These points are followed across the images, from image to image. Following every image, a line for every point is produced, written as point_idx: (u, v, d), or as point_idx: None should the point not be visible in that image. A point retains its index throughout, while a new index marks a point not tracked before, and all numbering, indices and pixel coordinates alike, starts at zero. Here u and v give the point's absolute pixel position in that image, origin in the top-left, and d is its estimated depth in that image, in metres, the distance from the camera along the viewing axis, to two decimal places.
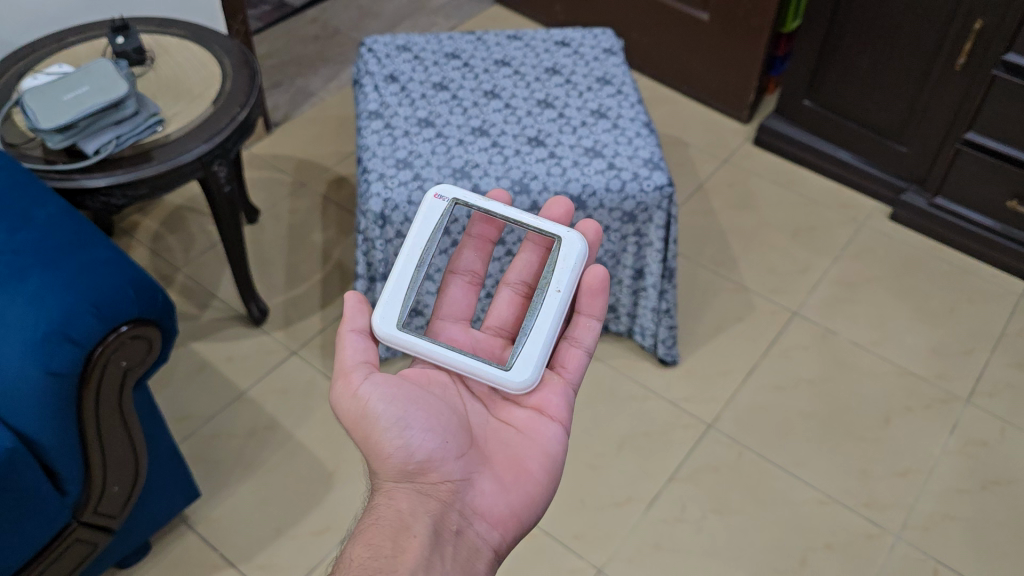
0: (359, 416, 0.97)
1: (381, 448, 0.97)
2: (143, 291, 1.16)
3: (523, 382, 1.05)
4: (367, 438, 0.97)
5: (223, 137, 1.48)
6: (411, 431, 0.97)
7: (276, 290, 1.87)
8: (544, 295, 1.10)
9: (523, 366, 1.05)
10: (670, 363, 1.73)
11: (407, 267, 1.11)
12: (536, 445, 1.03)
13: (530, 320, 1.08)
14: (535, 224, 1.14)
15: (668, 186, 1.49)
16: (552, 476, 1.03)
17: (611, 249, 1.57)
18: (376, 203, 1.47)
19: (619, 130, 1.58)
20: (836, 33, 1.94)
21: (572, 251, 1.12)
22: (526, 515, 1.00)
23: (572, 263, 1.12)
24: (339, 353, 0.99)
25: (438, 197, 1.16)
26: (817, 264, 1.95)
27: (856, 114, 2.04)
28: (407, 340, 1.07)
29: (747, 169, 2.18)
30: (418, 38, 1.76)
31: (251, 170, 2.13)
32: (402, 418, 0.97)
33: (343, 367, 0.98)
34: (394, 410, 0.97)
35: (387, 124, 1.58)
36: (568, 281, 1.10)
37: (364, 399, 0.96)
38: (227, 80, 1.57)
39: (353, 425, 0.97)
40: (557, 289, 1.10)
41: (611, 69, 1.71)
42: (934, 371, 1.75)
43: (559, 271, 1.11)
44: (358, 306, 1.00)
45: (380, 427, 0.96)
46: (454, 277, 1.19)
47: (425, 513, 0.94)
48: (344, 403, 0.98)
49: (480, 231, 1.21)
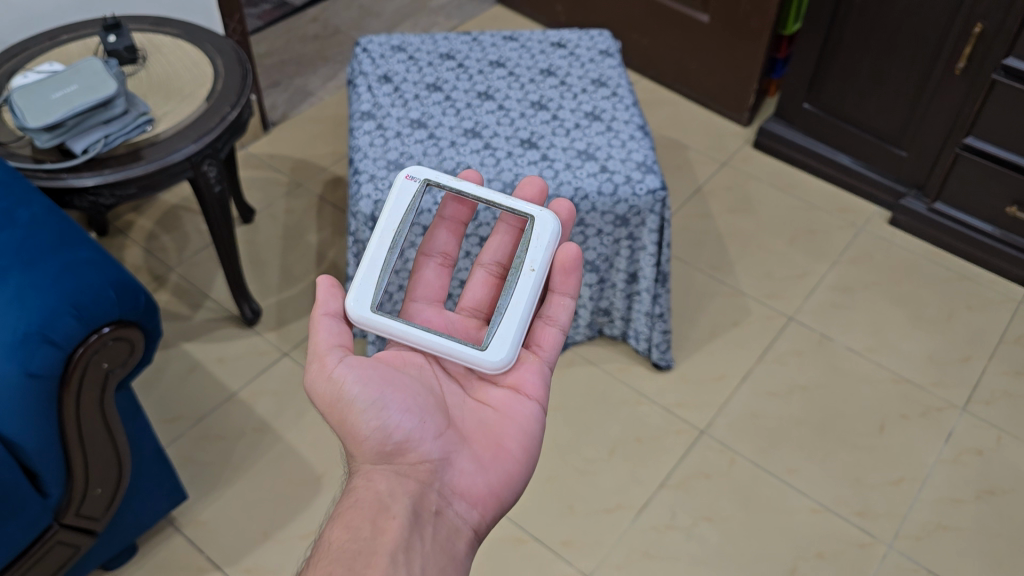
0: (335, 400, 0.97)
1: (358, 430, 0.96)
2: (126, 293, 1.15)
3: (497, 363, 1.06)
4: (344, 421, 0.97)
5: (213, 136, 1.48)
6: (387, 412, 0.96)
7: (269, 291, 1.86)
8: (518, 275, 1.10)
9: (498, 346, 1.06)
10: (664, 368, 1.71)
11: (380, 250, 1.12)
12: (515, 424, 1.03)
13: (505, 300, 1.09)
14: (508, 205, 1.15)
15: (661, 190, 1.48)
16: (530, 454, 1.02)
17: (603, 252, 1.56)
18: (367, 205, 1.46)
19: (613, 133, 1.56)
20: (835, 36, 1.93)
21: (545, 230, 1.13)
22: (506, 493, 0.99)
23: (545, 242, 1.12)
24: (313, 336, 1.00)
25: (409, 178, 1.16)
26: (815, 270, 1.93)
27: (856, 119, 2.02)
28: (381, 322, 1.07)
29: (747, 173, 2.17)
30: (413, 39, 1.75)
31: (248, 169, 2.13)
32: (379, 400, 0.96)
33: (318, 351, 0.98)
34: (370, 391, 0.97)
35: (379, 125, 1.56)
36: (540, 261, 1.11)
37: (340, 381, 0.96)
38: (219, 79, 1.56)
39: (329, 409, 0.97)
40: (531, 268, 1.11)
41: (608, 70, 1.70)
42: (931, 379, 1.73)
43: (532, 250, 1.11)
44: (331, 289, 1.01)
45: (357, 410, 0.96)
46: (427, 259, 1.19)
47: (404, 493, 0.93)
48: (319, 387, 0.97)
49: (452, 213, 1.21)
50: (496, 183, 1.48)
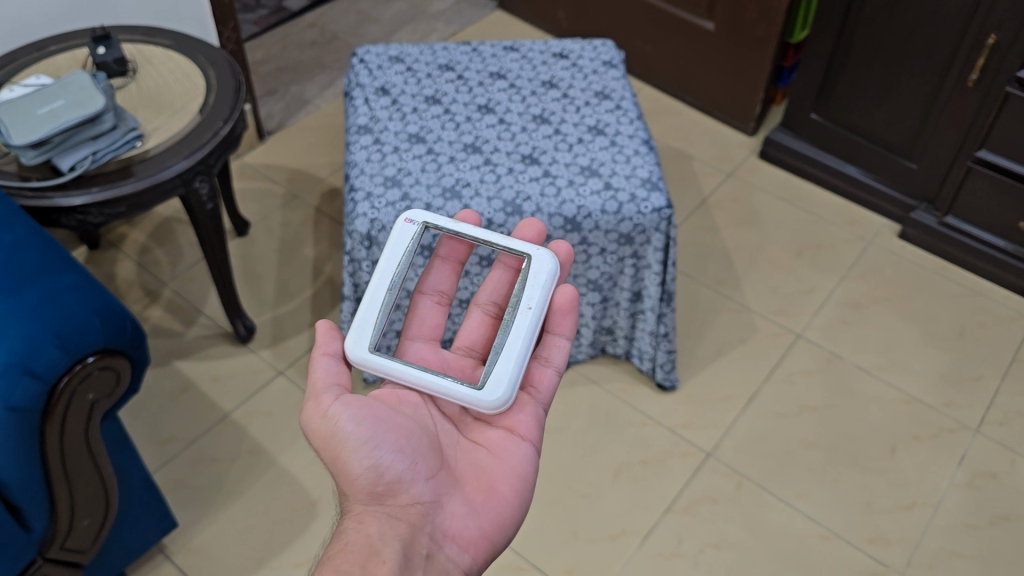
0: (328, 437, 0.93)
1: (349, 470, 0.93)
2: (111, 321, 1.11)
3: (495, 402, 1.01)
4: (337, 459, 0.94)
5: (205, 152, 1.43)
6: (380, 452, 0.93)
7: (264, 307, 1.82)
8: (515, 314, 1.05)
9: (495, 387, 1.01)
10: (668, 389, 1.67)
11: (378, 291, 1.09)
12: (508, 467, 1.01)
13: (501, 340, 1.04)
14: (505, 245, 1.11)
15: (666, 208, 1.44)
16: (523, 497, 1.00)
17: (607, 271, 1.51)
18: (363, 224, 1.40)
19: (617, 148, 1.51)
20: (844, 45, 1.89)
21: (543, 270, 1.08)
22: (497, 537, 0.98)
23: (543, 281, 1.07)
24: (312, 374, 0.97)
25: (407, 220, 1.14)
26: (822, 285, 1.89)
27: (865, 129, 1.98)
28: (379, 363, 1.04)
29: (753, 184, 2.12)
30: (411, 49, 1.71)
31: (243, 180, 2.08)
32: (372, 438, 0.93)
33: (314, 388, 0.95)
34: (363, 430, 0.93)
35: (376, 140, 1.52)
36: (539, 299, 1.06)
37: (334, 419, 0.93)
38: (211, 92, 1.52)
39: (322, 447, 0.94)
40: (528, 306, 1.05)
41: (611, 82, 1.65)
42: (943, 399, 1.69)
43: (530, 289, 1.07)
44: (330, 333, 0.98)
45: (349, 449, 0.93)
46: (423, 297, 1.15)
47: (395, 538, 0.91)
48: (313, 424, 0.94)
49: (450, 251, 1.17)
50: (496, 202, 1.44)
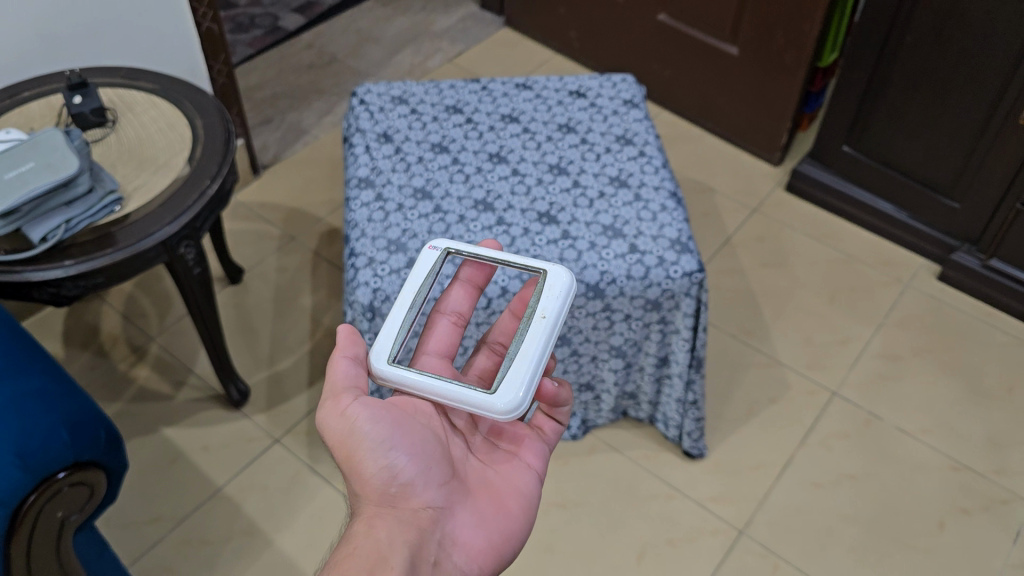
0: (345, 436, 0.88)
1: (363, 470, 0.88)
2: (80, 429, 0.99)
3: (507, 407, 0.90)
4: (351, 458, 0.88)
5: (190, 216, 1.30)
6: (397, 454, 0.88)
7: (259, 365, 1.69)
8: (529, 323, 0.95)
9: (508, 390, 0.91)
10: (697, 456, 1.55)
11: (400, 310, 1.02)
12: (514, 485, 0.98)
13: (513, 346, 0.94)
14: (521, 262, 1.02)
15: (698, 272, 1.30)
16: (527, 512, 0.97)
17: (631, 337, 1.38)
18: (365, 295, 1.27)
19: (642, 203, 1.38)
20: (881, 77, 1.77)
21: (558, 284, 0.99)
22: (503, 550, 0.94)
23: (559, 294, 0.98)
24: (331, 367, 0.90)
25: (434, 247, 1.09)
26: (858, 335, 1.76)
27: (902, 165, 1.85)
28: (400, 374, 0.95)
29: (780, 221, 1.99)
30: (416, 88, 1.59)
31: (236, 221, 1.96)
32: (389, 439, 0.88)
33: (334, 386, 0.89)
34: (382, 431, 0.88)
35: (378, 195, 1.39)
36: (556, 311, 0.96)
37: (353, 418, 0.87)
38: (198, 145, 1.38)
39: (336, 446, 0.89)
40: (543, 315, 0.96)
41: (633, 124, 1.52)
42: (992, 466, 1.57)
43: (545, 299, 0.97)
44: (351, 337, 0.92)
45: (367, 448, 0.88)
46: (440, 317, 1.08)
47: (406, 542, 0.86)
48: (330, 422, 0.88)
49: (469, 276, 1.10)
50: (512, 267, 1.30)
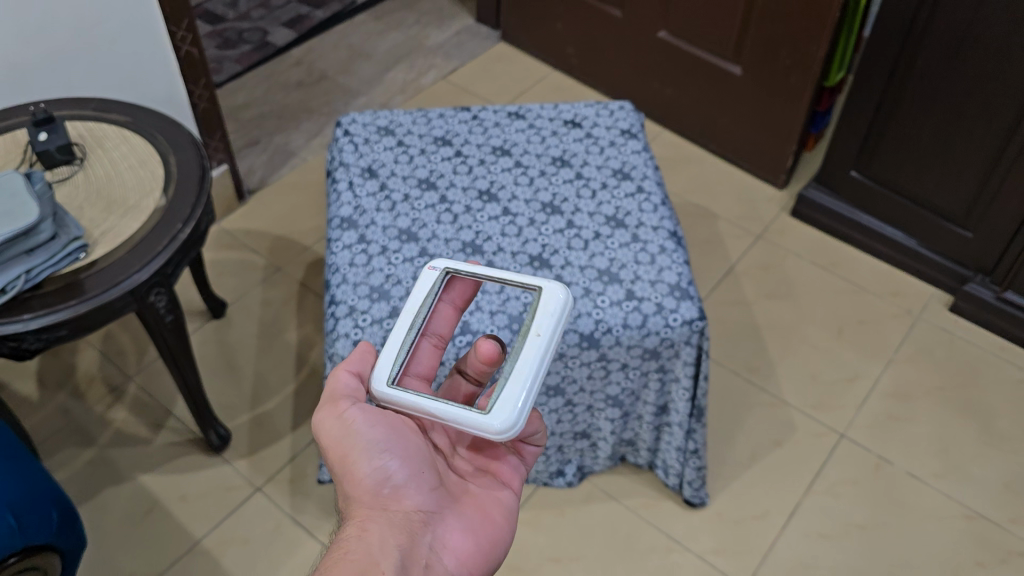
0: (340, 436, 0.87)
1: (355, 470, 0.86)
2: (29, 513, 0.92)
3: (504, 427, 0.82)
4: (343, 461, 0.87)
5: (161, 262, 1.23)
6: (391, 454, 0.88)
7: (241, 406, 1.63)
8: (522, 341, 0.86)
9: (501, 410, 0.82)
10: (698, 505, 1.48)
11: (400, 333, 0.95)
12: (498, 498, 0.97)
13: (507, 365, 0.85)
14: (516, 278, 0.93)
15: (699, 320, 1.23)
16: (509, 526, 0.96)
17: (628, 386, 1.31)
18: (345, 347, 1.20)
19: (640, 244, 1.31)
20: (891, 102, 1.69)
21: (555, 300, 0.89)
22: (489, 558, 0.91)
23: (555, 310, 0.88)
24: (331, 377, 0.91)
25: (432, 267, 0.99)
26: (867, 372, 1.69)
27: (913, 193, 1.78)
28: (400, 395, 0.88)
29: (785, 248, 1.92)
30: (403, 118, 1.51)
31: (220, 251, 1.89)
32: (380, 440, 0.88)
33: (333, 392, 0.90)
34: (377, 433, 0.88)
35: (361, 237, 1.31)
36: (551, 328, 0.86)
37: (351, 419, 0.87)
38: (171, 184, 1.31)
39: (331, 449, 0.87)
40: (537, 333, 0.86)
41: (632, 157, 1.45)
42: (1007, 514, 1.49)
43: (539, 315, 0.88)
44: (364, 353, 0.93)
45: (359, 446, 0.87)
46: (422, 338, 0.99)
47: (401, 538, 0.82)
48: (326, 425, 0.88)
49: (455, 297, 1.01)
50: (501, 316, 1.22)
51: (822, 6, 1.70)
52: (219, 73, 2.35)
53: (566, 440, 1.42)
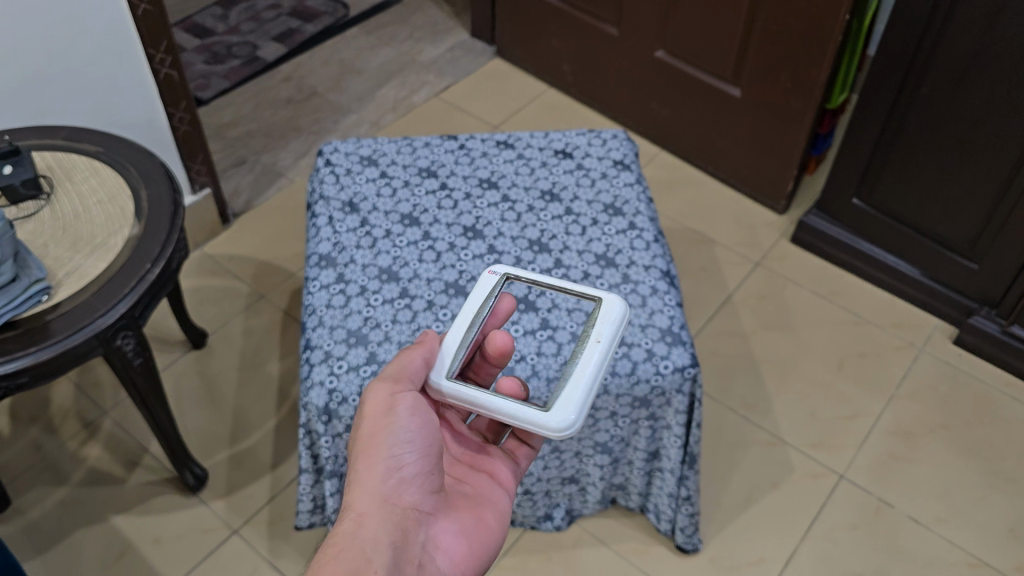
0: (379, 422, 0.93)
1: (375, 456, 0.92)
2: None
3: (563, 426, 0.95)
4: (369, 442, 0.93)
5: (127, 304, 1.18)
6: (412, 452, 0.93)
7: (220, 442, 1.58)
8: (584, 346, 0.99)
9: (563, 409, 0.95)
10: (690, 551, 1.43)
11: (460, 328, 1.04)
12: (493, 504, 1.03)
13: (569, 368, 0.98)
14: (576, 288, 1.04)
15: (691, 367, 1.18)
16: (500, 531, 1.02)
17: (618, 433, 1.26)
18: (319, 396, 1.15)
19: (631, 285, 1.26)
20: (895, 129, 1.63)
21: (613, 311, 1.01)
22: (472, 565, 0.98)
23: (615, 321, 1.01)
24: (400, 361, 0.98)
25: (489, 273, 1.09)
26: (868, 409, 1.63)
27: (917, 222, 1.72)
28: (461, 390, 0.98)
29: (784, 276, 1.86)
30: (387, 147, 1.45)
31: (203, 278, 1.85)
32: (410, 434, 0.93)
33: (395, 377, 0.96)
34: (412, 429, 0.93)
35: (340, 276, 1.26)
36: (609, 337, 0.99)
37: (397, 411, 0.94)
38: (140, 220, 1.25)
39: (365, 428, 0.94)
40: (597, 340, 0.99)
41: (624, 190, 1.39)
42: (1012, 562, 1.43)
43: (600, 325, 1.00)
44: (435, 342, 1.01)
45: (390, 436, 0.92)
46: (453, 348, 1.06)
47: (396, 538, 0.89)
48: (372, 405, 0.94)
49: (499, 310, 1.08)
50: None
51: (823, 28, 1.65)
52: (206, 89, 2.29)
53: (553, 485, 1.36)
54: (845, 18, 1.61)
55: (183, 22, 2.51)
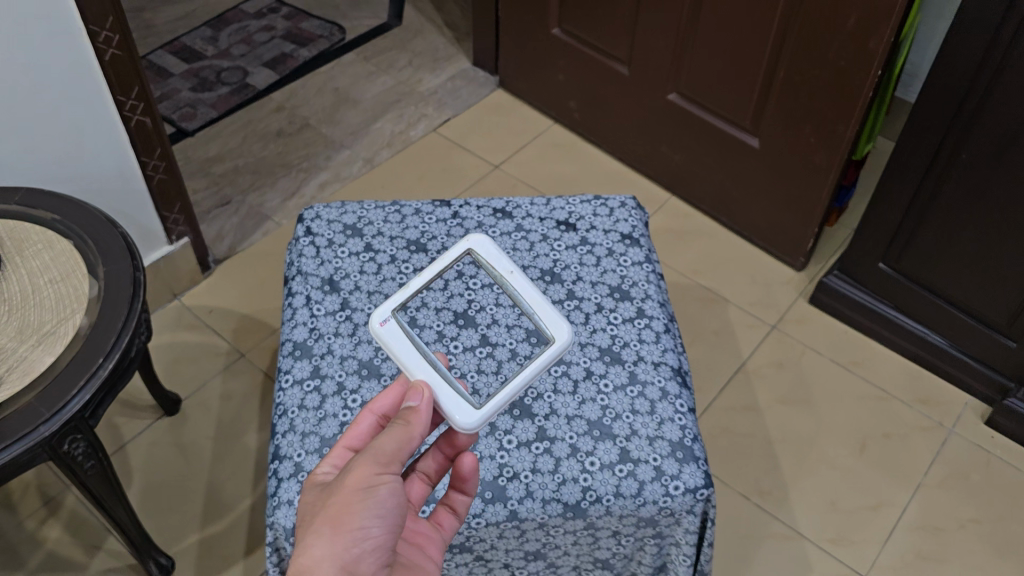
0: (359, 492, 0.81)
1: (346, 523, 0.80)
2: None
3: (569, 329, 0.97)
4: (342, 509, 0.80)
5: (76, 406, 1.05)
6: (379, 525, 0.81)
7: (190, 523, 1.47)
8: (510, 285, 1.01)
9: (556, 326, 0.97)
10: None
11: (424, 369, 0.97)
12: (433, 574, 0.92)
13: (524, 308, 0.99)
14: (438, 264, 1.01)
15: (704, 489, 1.06)
16: None
17: (620, 550, 1.13)
18: (287, 517, 1.02)
19: (637, 388, 1.13)
20: (928, 193, 1.50)
21: (484, 248, 1.03)
22: None
23: (494, 252, 1.03)
24: (393, 431, 0.86)
25: (382, 322, 1.00)
26: (892, 500, 1.51)
27: (948, 292, 1.59)
28: (487, 410, 0.93)
29: (802, 342, 1.73)
30: (373, 213, 1.32)
31: (180, 332, 1.73)
32: (386, 510, 0.81)
33: (389, 452, 0.84)
34: (384, 502, 0.81)
35: (315, 370, 1.14)
36: (512, 262, 1.03)
37: (377, 485, 0.81)
38: (95, 306, 1.13)
39: (341, 495, 0.81)
40: (510, 272, 1.02)
41: (632, 270, 1.26)
42: None
43: (496, 262, 1.02)
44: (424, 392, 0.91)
45: (369, 508, 0.80)
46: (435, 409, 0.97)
47: None
48: (355, 476, 0.82)
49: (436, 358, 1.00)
50: None
51: (852, 82, 1.51)
52: (192, 120, 2.17)
53: None
54: (877, 74, 1.47)
55: (171, 45, 2.38)
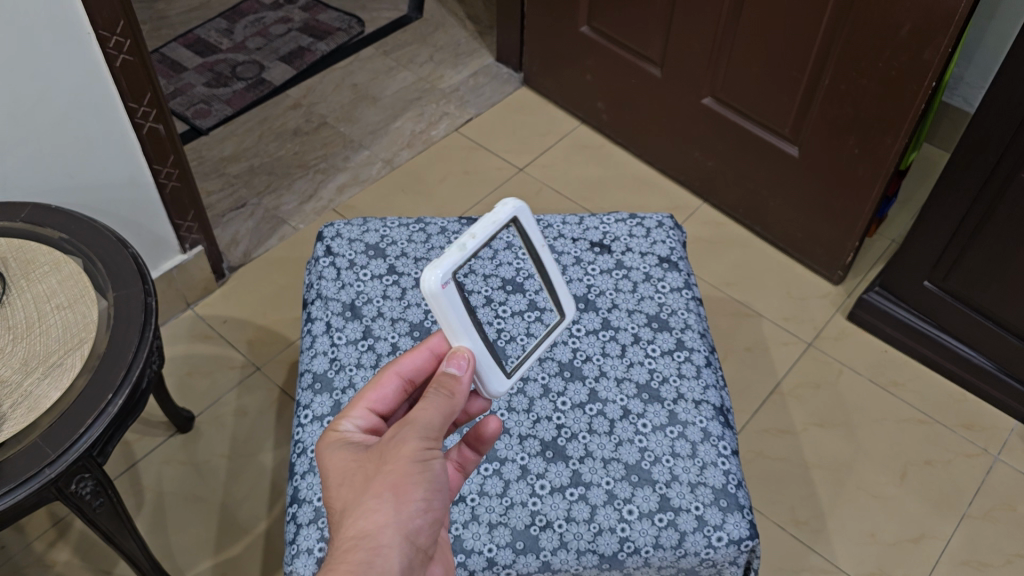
0: (417, 465, 0.76)
1: (409, 492, 0.75)
2: None
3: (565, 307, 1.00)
4: (402, 479, 0.75)
5: (84, 445, 0.99)
6: (439, 497, 0.77)
7: (205, 546, 1.42)
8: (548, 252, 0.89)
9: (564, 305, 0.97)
10: None
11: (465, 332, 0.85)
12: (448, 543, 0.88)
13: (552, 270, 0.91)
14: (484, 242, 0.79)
15: (749, 540, 0.99)
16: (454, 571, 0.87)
17: None
18: (305, 566, 0.97)
19: (677, 427, 1.06)
20: (982, 210, 1.42)
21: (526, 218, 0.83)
22: None
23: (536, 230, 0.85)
24: (437, 400, 0.80)
25: (443, 288, 0.79)
26: (935, 532, 1.44)
27: (996, 313, 1.51)
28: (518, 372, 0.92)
29: (839, 360, 1.66)
30: (397, 232, 1.26)
31: (194, 343, 1.67)
32: (441, 484, 0.77)
33: (440, 425, 0.79)
34: (439, 472, 0.77)
35: (336, 406, 1.08)
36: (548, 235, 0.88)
37: (431, 455, 0.77)
38: (105, 337, 1.07)
39: (395, 465, 0.76)
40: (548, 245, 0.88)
41: (670, 297, 1.19)
42: None
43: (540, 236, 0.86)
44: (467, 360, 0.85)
45: (428, 483, 0.76)
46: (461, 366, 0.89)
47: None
48: (409, 446, 0.76)
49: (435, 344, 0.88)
50: (502, 530, 0.98)
51: (903, 93, 1.43)
52: (207, 117, 2.10)
53: None
54: (930, 86, 1.39)
55: (185, 37, 2.31)
